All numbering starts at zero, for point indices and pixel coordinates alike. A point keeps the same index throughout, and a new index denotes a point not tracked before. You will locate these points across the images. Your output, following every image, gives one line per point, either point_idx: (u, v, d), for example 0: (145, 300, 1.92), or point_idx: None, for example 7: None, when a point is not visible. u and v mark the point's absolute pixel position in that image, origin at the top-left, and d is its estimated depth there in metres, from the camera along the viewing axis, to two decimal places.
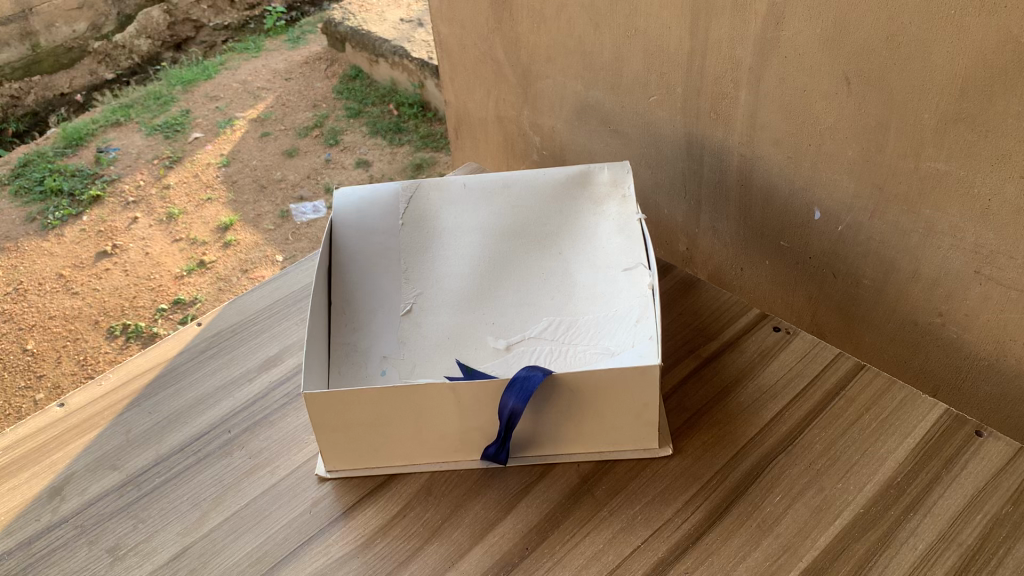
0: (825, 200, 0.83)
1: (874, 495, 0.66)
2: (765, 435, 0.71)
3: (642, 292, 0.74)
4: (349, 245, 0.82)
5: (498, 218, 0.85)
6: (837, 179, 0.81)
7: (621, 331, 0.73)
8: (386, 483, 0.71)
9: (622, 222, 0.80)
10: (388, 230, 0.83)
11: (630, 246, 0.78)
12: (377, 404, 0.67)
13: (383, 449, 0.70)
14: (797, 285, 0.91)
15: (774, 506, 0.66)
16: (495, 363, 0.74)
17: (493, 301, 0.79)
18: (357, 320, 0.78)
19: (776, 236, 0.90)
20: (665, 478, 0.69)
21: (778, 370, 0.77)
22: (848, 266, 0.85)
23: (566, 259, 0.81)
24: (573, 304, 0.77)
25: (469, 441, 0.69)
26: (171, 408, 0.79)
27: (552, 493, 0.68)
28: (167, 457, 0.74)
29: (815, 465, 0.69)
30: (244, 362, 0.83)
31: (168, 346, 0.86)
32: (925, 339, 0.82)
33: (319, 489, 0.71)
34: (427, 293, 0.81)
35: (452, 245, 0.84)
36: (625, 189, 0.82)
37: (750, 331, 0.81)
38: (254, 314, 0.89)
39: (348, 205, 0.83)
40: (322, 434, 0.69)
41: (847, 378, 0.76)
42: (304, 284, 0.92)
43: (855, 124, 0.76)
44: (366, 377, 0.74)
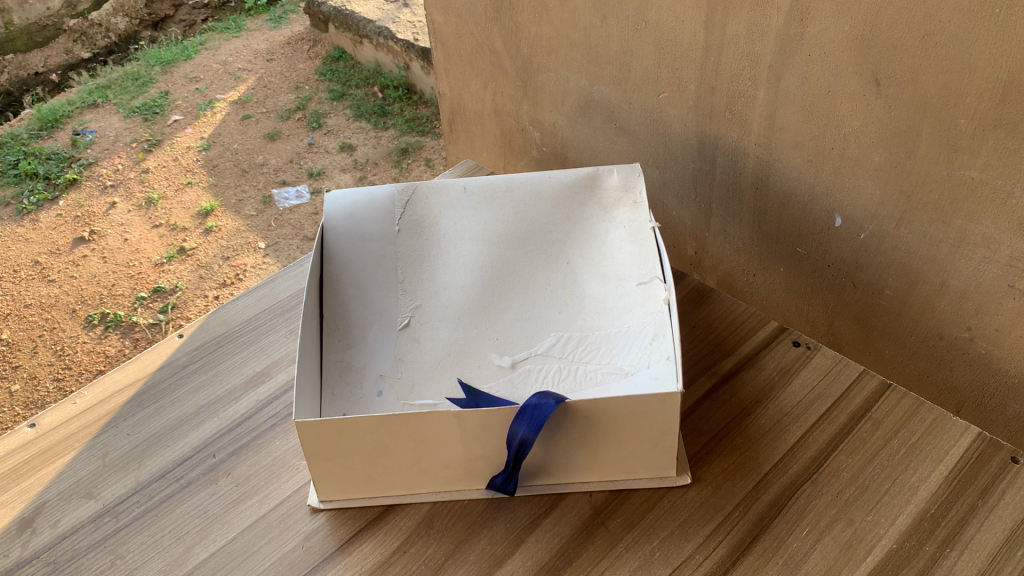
0: (847, 207, 0.78)
1: (907, 528, 0.62)
2: (789, 462, 0.67)
3: (657, 307, 0.69)
4: (341, 254, 0.77)
5: (501, 223, 0.79)
6: (861, 186, 0.76)
7: (636, 350, 0.68)
8: (384, 514, 0.66)
9: (635, 229, 0.75)
10: (383, 236, 0.78)
11: (643, 256, 0.73)
12: (376, 432, 0.62)
13: (381, 478, 0.65)
14: (813, 294, 0.86)
15: (801, 541, 0.62)
16: (499, 382, 0.69)
17: (497, 314, 0.74)
18: (351, 336, 0.73)
19: (793, 242, 0.85)
20: (684, 510, 0.64)
21: (800, 389, 0.72)
22: (869, 276, 0.80)
23: (575, 268, 0.76)
24: (582, 317, 0.72)
25: (474, 470, 0.65)
26: (151, 430, 0.74)
27: (563, 527, 0.64)
28: (147, 485, 0.69)
29: (843, 496, 0.65)
30: (229, 378, 0.78)
31: (146, 361, 0.81)
32: (950, 354, 0.78)
33: (312, 521, 0.66)
34: (425, 304, 0.75)
35: (451, 251, 0.78)
36: (637, 193, 0.77)
37: (768, 346, 0.76)
38: (238, 325, 0.83)
39: (340, 211, 0.78)
40: (316, 464, 0.64)
41: (873, 399, 0.71)
42: (293, 292, 0.87)
43: (883, 128, 0.72)
44: (361, 399, 0.69)
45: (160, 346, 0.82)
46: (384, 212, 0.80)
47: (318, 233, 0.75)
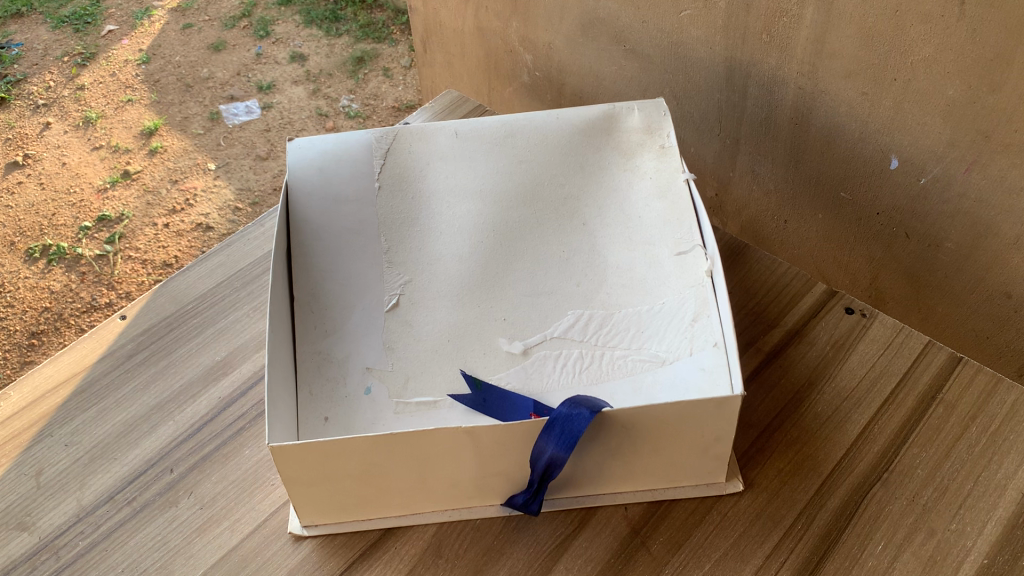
0: (906, 147, 0.67)
1: (999, 540, 0.53)
2: (854, 458, 0.57)
3: (697, 280, 0.58)
4: (311, 219, 0.64)
5: (501, 175, 0.67)
6: (927, 123, 0.64)
7: (673, 333, 0.57)
8: (381, 540, 0.55)
9: (663, 182, 0.63)
10: (362, 196, 0.66)
11: (675, 215, 0.61)
12: (370, 453, 0.50)
13: (376, 499, 0.54)
14: (856, 245, 0.76)
15: (876, 559, 0.53)
16: (510, 373, 0.58)
17: (503, 289, 0.62)
18: (329, 320, 0.61)
19: (835, 187, 0.74)
20: (738, 523, 0.55)
21: (858, 368, 0.62)
22: (926, 226, 0.69)
23: (592, 230, 0.64)
24: (605, 291, 0.61)
25: (488, 486, 0.54)
26: (94, 439, 0.62)
27: (596, 550, 0.54)
28: (92, 511, 0.57)
29: (920, 500, 0.55)
30: (185, 370, 0.66)
31: (84, 350, 0.68)
32: (1019, 315, 0.67)
33: (296, 551, 0.55)
34: (416, 278, 0.63)
35: (443, 209, 0.66)
36: (664, 136, 0.65)
37: (818, 315, 0.66)
38: (192, 303, 0.71)
39: (307, 166, 0.65)
40: (297, 489, 0.52)
41: (943, 377, 0.62)
42: (255, 259, 0.74)
43: (962, 56, 0.59)
44: (345, 399, 0.57)
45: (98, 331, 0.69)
46: (361, 165, 0.67)
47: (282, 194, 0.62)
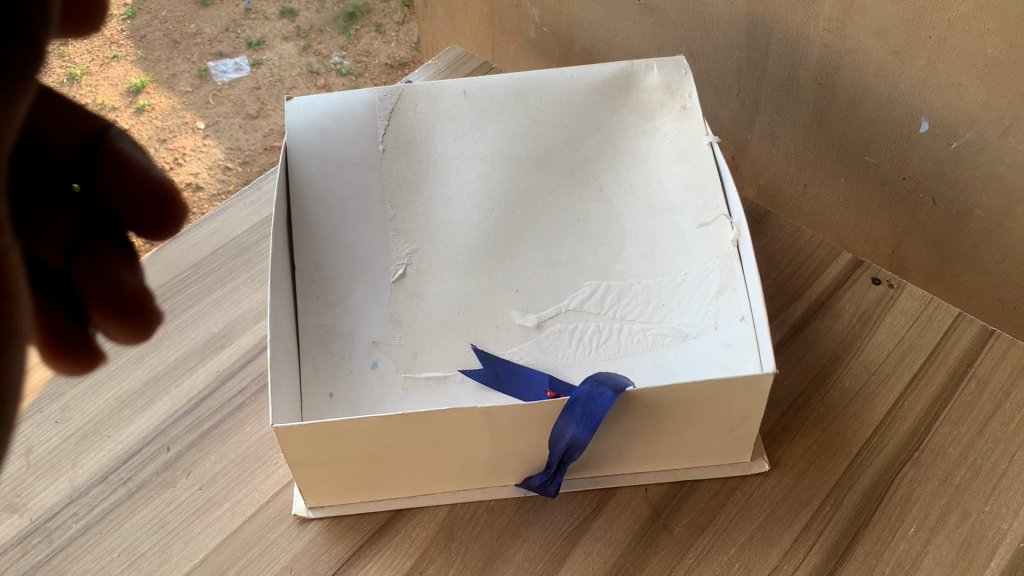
0: (938, 110, 0.63)
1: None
2: (883, 437, 0.55)
3: (723, 250, 0.56)
4: (311, 183, 0.60)
5: (514, 137, 0.63)
6: (963, 84, 0.61)
7: (696, 306, 0.54)
8: (390, 522, 0.53)
9: (686, 146, 0.60)
10: (365, 159, 0.62)
11: (699, 182, 0.59)
12: (380, 434, 0.48)
13: (385, 480, 0.52)
14: (879, 211, 0.72)
15: (908, 543, 0.50)
16: (524, 348, 0.55)
17: (516, 259, 0.59)
18: (331, 291, 0.57)
19: (860, 150, 0.70)
20: (764, 505, 0.52)
21: (886, 341, 0.60)
22: (955, 193, 0.66)
23: (609, 196, 0.61)
24: (623, 260, 0.58)
25: (504, 466, 0.52)
26: (85, 415, 0.59)
27: (616, 533, 0.51)
28: (85, 492, 0.55)
29: (952, 481, 0.53)
30: (181, 342, 0.62)
31: None
32: None
33: (301, 534, 0.52)
34: (424, 248, 0.59)
35: (451, 173, 0.62)
36: (686, 97, 0.62)
37: (843, 286, 0.63)
38: (187, 271, 0.67)
39: (307, 127, 0.62)
40: (303, 471, 0.50)
41: (974, 351, 0.59)
42: (252, 225, 0.71)
43: (1005, 13, 0.56)
44: (351, 374, 0.54)
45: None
46: (364, 126, 0.63)
47: (281, 157, 0.59)
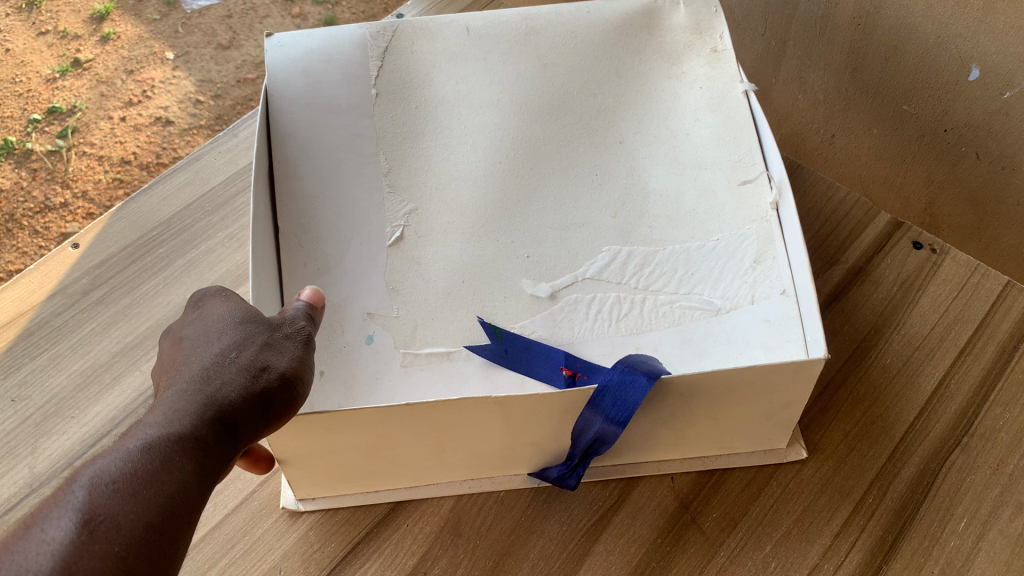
0: (991, 56, 0.56)
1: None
2: (928, 420, 0.50)
3: (759, 214, 0.51)
4: (295, 131, 0.53)
5: (523, 82, 0.56)
6: (1022, 27, 0.53)
7: (729, 275, 0.49)
8: (393, 515, 0.48)
9: (716, 95, 0.54)
10: (353, 103, 0.55)
11: (731, 134, 0.53)
12: (378, 426, 0.42)
13: (385, 473, 0.47)
14: (913, 163, 0.65)
15: (959, 538, 0.46)
16: (539, 321, 0.49)
17: (527, 218, 0.52)
18: (319, 254, 0.51)
19: (897, 97, 0.64)
20: (801, 497, 0.48)
21: (929, 313, 0.55)
22: (1001, 145, 0.59)
23: (631, 149, 0.54)
24: (647, 222, 0.52)
25: (516, 457, 0.47)
26: (47, 394, 0.55)
27: (640, 529, 0.47)
28: (45, 481, 0.51)
29: (1005, 468, 0.48)
30: (152, 311, 0.58)
31: (31, 284, 0.60)
32: None
33: (290, 530, 0.48)
34: (424, 205, 0.52)
35: (452, 121, 0.55)
36: (716, 38, 0.56)
37: (882, 251, 0.58)
38: (157, 229, 0.63)
39: (290, 67, 0.55)
40: (292, 466, 0.45)
41: None
42: (228, 176, 0.66)
43: None
44: (342, 350, 0.48)
45: (48, 261, 0.61)
46: (354, 65, 0.56)
47: (261, 100, 0.52)
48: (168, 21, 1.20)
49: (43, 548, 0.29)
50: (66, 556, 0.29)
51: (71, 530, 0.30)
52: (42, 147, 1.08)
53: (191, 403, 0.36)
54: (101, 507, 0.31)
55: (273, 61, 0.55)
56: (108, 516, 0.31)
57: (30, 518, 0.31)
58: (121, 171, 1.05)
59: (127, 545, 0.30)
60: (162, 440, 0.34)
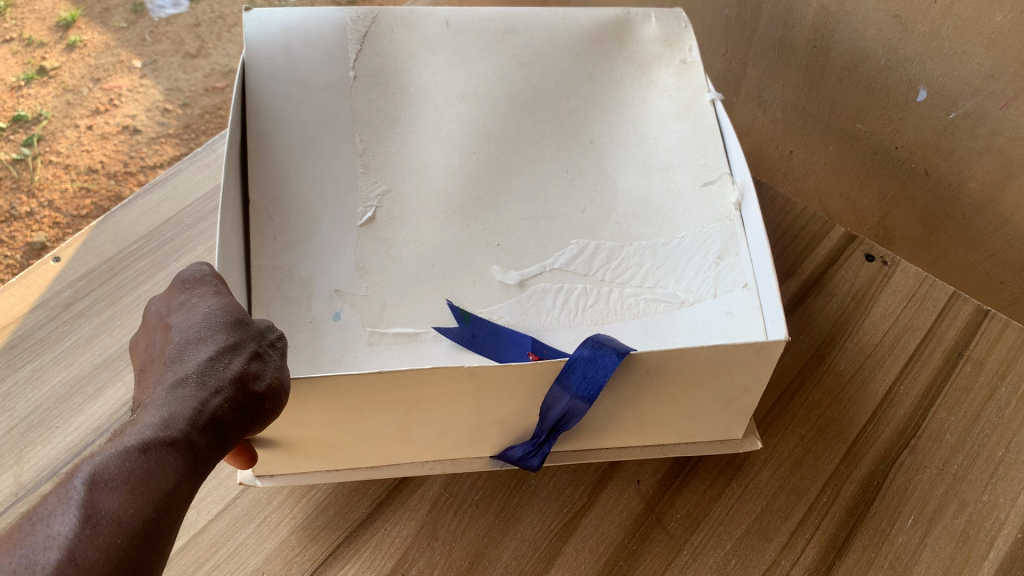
0: (937, 78, 0.59)
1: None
2: (879, 424, 0.52)
3: (724, 213, 0.53)
4: (269, 108, 0.54)
5: (499, 78, 0.58)
6: (966, 52, 0.56)
7: (694, 271, 0.51)
8: (370, 519, 0.49)
9: (685, 102, 0.56)
10: (329, 85, 0.55)
11: (700, 140, 0.55)
12: (348, 396, 0.43)
13: (343, 448, 0.48)
14: (866, 179, 0.68)
15: (907, 534, 0.48)
16: (504, 306, 0.50)
17: (497, 208, 0.53)
18: (288, 227, 0.51)
19: (851, 117, 0.66)
20: (760, 497, 0.50)
21: (880, 322, 0.57)
22: (949, 163, 0.61)
23: (601, 148, 0.56)
24: (616, 218, 0.53)
25: (484, 437, 0.49)
26: (30, 404, 0.56)
27: (608, 529, 0.49)
28: (31, 488, 0.52)
29: (950, 469, 0.50)
30: (132, 323, 0.60)
31: (15, 295, 0.61)
32: None
33: (272, 535, 0.49)
34: (396, 189, 0.53)
35: (427, 112, 0.56)
36: (685, 50, 0.58)
37: (837, 262, 0.61)
38: (136, 243, 0.65)
39: (266, 43, 0.55)
40: (258, 438, 0.46)
41: (971, 330, 0.56)
42: (206, 192, 0.68)
43: None
44: (308, 325, 0.48)
45: (30, 275, 0.63)
46: (331, 46, 0.56)
47: (238, 76, 0.52)
48: (134, 29, 1.16)
49: (48, 542, 0.31)
50: (69, 551, 0.31)
51: (73, 526, 0.32)
52: (7, 154, 1.01)
53: (184, 403, 0.38)
54: (101, 504, 0.33)
55: (251, 37, 0.56)
56: (107, 513, 0.32)
57: (35, 513, 0.33)
58: (88, 181, 1.00)
59: (126, 539, 0.32)
60: (157, 443, 0.36)
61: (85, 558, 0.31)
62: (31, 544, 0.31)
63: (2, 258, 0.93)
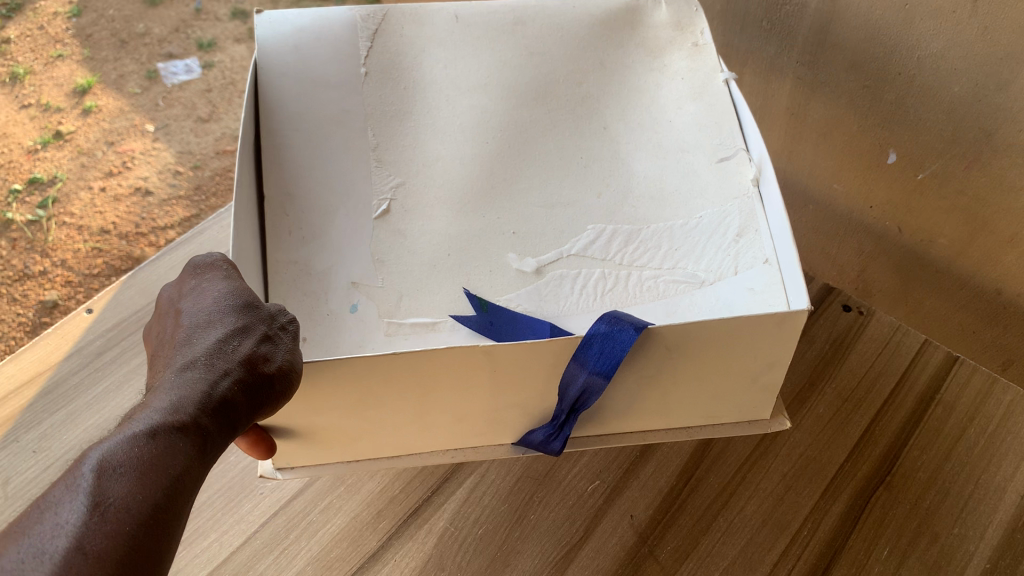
0: (906, 143, 0.63)
1: (1000, 543, 0.53)
2: (857, 462, 0.57)
3: (742, 191, 0.52)
4: (282, 106, 0.54)
5: (511, 69, 0.58)
6: (930, 119, 0.60)
7: (714, 249, 0.50)
8: (381, 554, 0.54)
9: (698, 84, 0.56)
10: (341, 80, 0.56)
11: (715, 120, 0.55)
12: (367, 382, 0.45)
13: (368, 439, 0.49)
14: (845, 235, 0.72)
15: (883, 564, 0.52)
16: (522, 293, 0.50)
17: (511, 198, 0.53)
18: (303, 222, 0.51)
19: (829, 178, 0.70)
20: (745, 531, 0.54)
21: (858, 368, 0.63)
22: (920, 221, 0.65)
23: (614, 134, 0.56)
24: (632, 202, 0.53)
25: (505, 422, 0.51)
26: (64, 444, 0.62)
27: (604, 561, 0.53)
28: None
29: (922, 503, 0.55)
30: None
31: (49, 345, 0.69)
32: (1009, 312, 0.62)
33: (291, 566, 0.54)
34: (409, 181, 0.53)
35: (439, 105, 0.56)
36: (697, 33, 0.58)
37: (817, 313, 0.67)
38: None
39: (279, 40, 0.56)
40: (276, 429, 0.47)
41: (941, 376, 0.61)
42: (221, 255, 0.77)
43: (972, 54, 0.55)
44: (327, 318, 0.48)
45: (64, 325, 0.71)
46: (343, 45, 0.57)
47: (250, 76, 0.53)
48: (149, 94, 1.25)
49: (58, 529, 0.32)
50: (77, 538, 0.31)
51: (83, 512, 0.32)
52: (23, 216, 1.10)
53: (192, 389, 0.39)
54: (110, 490, 0.33)
55: (263, 35, 0.56)
56: (116, 499, 0.33)
57: (44, 500, 0.33)
58: (99, 241, 1.08)
59: (136, 524, 0.33)
60: (166, 426, 0.36)
61: (93, 544, 0.31)
62: (40, 530, 0.32)
63: (15, 315, 1.01)
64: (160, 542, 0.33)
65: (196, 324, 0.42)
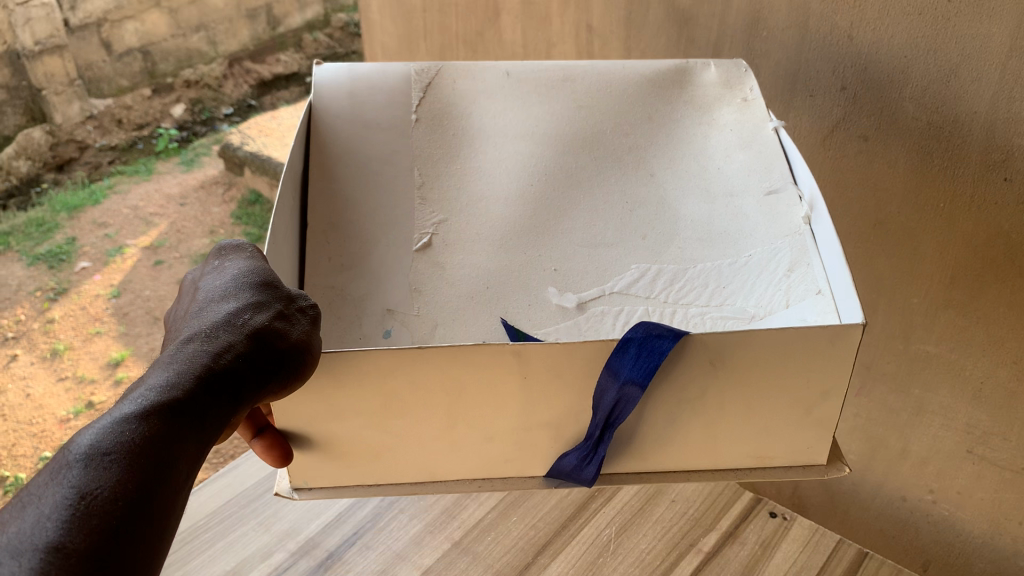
0: None
1: None
2: None
3: (793, 228, 0.58)
4: (335, 142, 0.62)
5: (559, 119, 0.65)
6: None
7: (763, 283, 0.56)
8: None
9: (748, 134, 0.63)
10: (393, 125, 0.64)
11: (765, 162, 0.62)
12: (392, 378, 0.47)
13: (391, 457, 0.51)
14: None
15: None
16: (564, 325, 0.55)
17: (556, 239, 0.59)
18: (344, 254, 0.58)
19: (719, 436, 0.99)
20: None
21: (784, 563, 0.74)
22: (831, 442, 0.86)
23: (660, 181, 0.62)
24: (679, 241, 0.59)
25: (535, 447, 0.52)
26: None
27: None
28: None
29: None
30: None
31: None
32: (915, 516, 0.83)
33: None
34: (451, 219, 0.60)
35: (489, 153, 0.63)
36: (745, 90, 0.65)
37: (747, 519, 0.78)
38: (204, 518, 0.75)
39: (340, 87, 0.64)
40: (292, 437, 0.50)
41: (855, 568, 0.75)
42: (261, 478, 0.79)
43: None
44: (358, 340, 0.54)
45: None
46: (398, 96, 0.65)
47: (303, 116, 0.61)
48: None
49: (39, 522, 0.35)
50: (56, 532, 0.34)
51: (65, 504, 0.35)
52: None
53: (193, 363, 0.42)
54: (94, 480, 0.36)
55: (321, 79, 0.65)
56: (101, 490, 0.36)
57: (37, 487, 0.36)
58: None
59: (114, 514, 0.36)
60: (158, 403, 0.40)
61: (70, 538, 0.34)
62: (26, 518, 0.35)
63: None
64: (142, 529, 0.36)
65: (208, 302, 0.46)
